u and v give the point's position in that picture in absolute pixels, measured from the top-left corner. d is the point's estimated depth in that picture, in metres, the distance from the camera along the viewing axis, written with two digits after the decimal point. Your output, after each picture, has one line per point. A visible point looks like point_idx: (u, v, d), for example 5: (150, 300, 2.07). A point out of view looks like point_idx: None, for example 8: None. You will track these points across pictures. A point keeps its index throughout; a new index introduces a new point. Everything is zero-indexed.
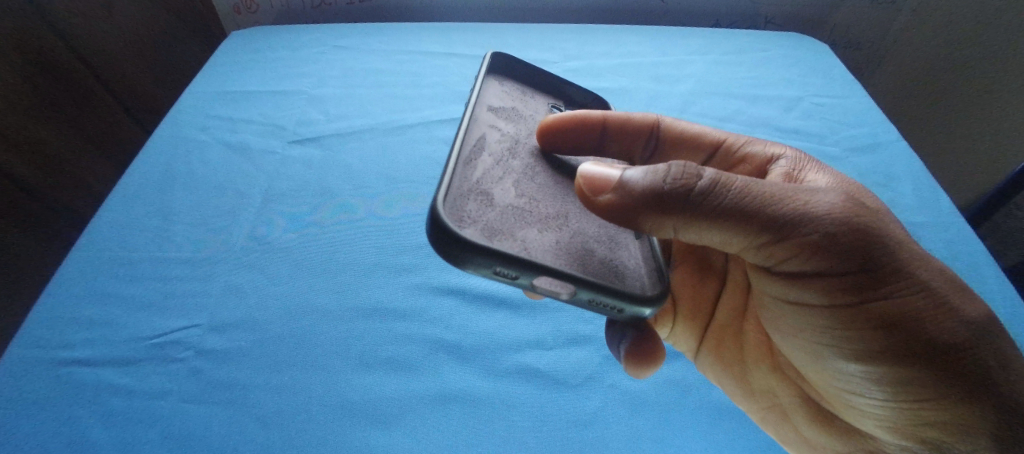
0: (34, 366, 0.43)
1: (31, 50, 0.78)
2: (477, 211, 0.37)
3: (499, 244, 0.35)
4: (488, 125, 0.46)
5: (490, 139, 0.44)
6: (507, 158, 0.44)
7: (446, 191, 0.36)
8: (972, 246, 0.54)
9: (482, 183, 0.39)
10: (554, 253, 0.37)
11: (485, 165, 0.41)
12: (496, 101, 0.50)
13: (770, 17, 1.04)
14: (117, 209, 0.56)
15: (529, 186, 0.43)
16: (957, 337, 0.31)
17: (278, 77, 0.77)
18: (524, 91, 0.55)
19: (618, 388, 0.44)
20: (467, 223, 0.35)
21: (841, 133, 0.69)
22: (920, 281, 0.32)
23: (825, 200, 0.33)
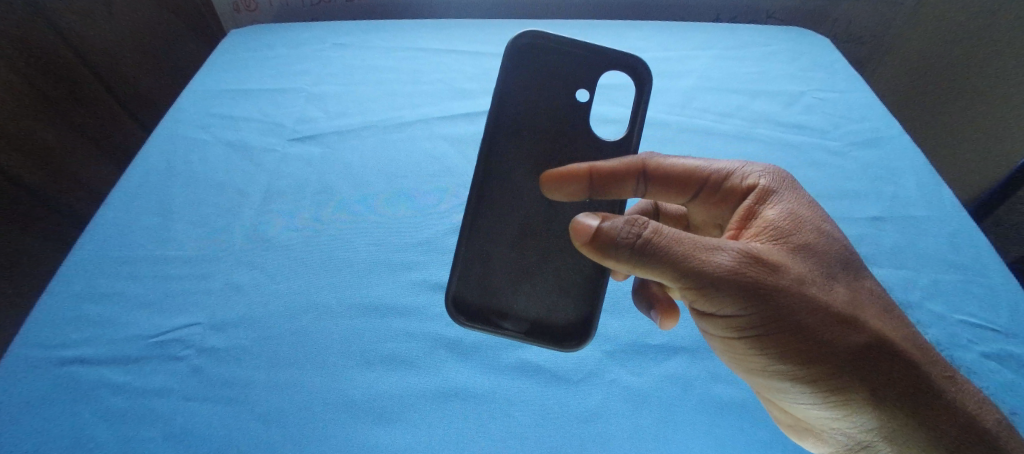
0: (35, 366, 0.43)
1: (30, 50, 0.78)
2: (478, 277, 0.45)
3: (491, 311, 0.45)
4: (495, 171, 0.43)
5: (497, 196, 0.44)
6: (514, 216, 0.44)
7: (456, 287, 0.45)
8: (975, 240, 0.54)
9: (486, 242, 0.44)
10: (540, 317, 0.45)
11: (490, 233, 0.44)
12: (511, 122, 0.43)
13: (770, 12, 1.04)
14: (117, 208, 0.56)
15: (534, 244, 0.44)
16: (851, 375, 0.33)
17: (277, 75, 0.77)
18: (536, 84, 0.43)
19: (619, 384, 0.43)
20: (470, 307, 0.45)
21: (843, 128, 0.68)
22: (830, 320, 0.33)
23: (743, 246, 0.34)
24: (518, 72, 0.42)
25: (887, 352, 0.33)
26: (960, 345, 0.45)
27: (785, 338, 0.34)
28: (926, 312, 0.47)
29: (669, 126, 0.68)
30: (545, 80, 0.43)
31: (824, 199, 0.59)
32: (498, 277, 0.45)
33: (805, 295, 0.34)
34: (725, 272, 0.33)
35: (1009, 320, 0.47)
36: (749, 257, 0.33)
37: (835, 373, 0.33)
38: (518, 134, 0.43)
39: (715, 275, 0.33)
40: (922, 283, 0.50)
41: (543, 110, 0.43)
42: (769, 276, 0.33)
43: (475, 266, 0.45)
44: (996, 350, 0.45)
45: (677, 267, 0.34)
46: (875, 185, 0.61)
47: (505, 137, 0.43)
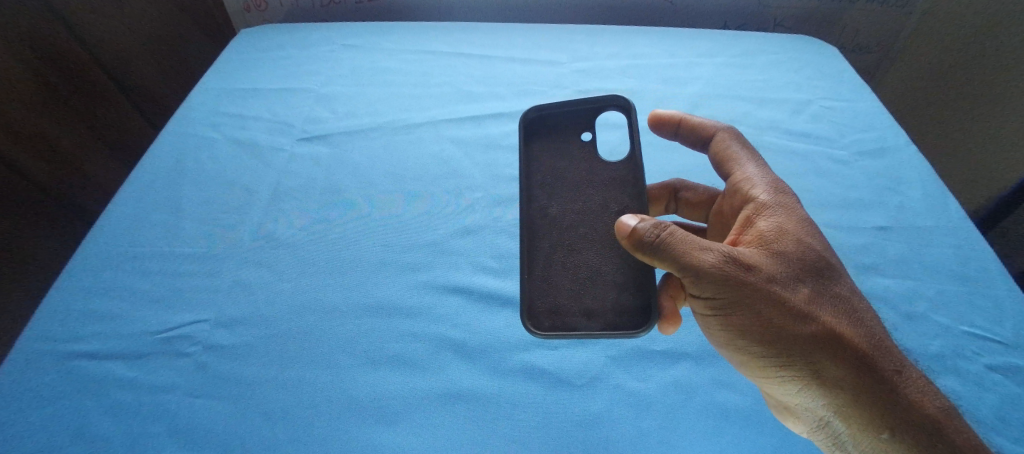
0: (44, 359, 0.44)
1: (40, 46, 0.79)
2: (542, 292, 0.45)
3: (564, 320, 0.43)
4: (535, 206, 0.48)
5: (541, 221, 0.48)
6: (563, 231, 0.47)
7: (523, 295, 0.45)
8: (981, 251, 0.53)
9: (546, 258, 0.46)
10: (606, 303, 0.44)
11: (546, 249, 0.46)
12: (540, 171, 0.50)
13: (779, 19, 1.04)
14: (128, 205, 0.56)
15: (585, 246, 0.46)
16: (811, 366, 0.35)
17: (288, 75, 0.77)
18: (549, 138, 0.51)
19: (623, 389, 0.43)
20: (538, 310, 0.44)
21: (850, 137, 0.68)
22: (796, 312, 0.35)
23: (718, 248, 0.36)
24: (534, 133, 0.51)
25: (846, 348, 0.35)
26: (964, 357, 0.45)
27: (757, 330, 0.36)
28: (930, 323, 0.47)
29: None
30: (554, 133, 0.51)
31: (831, 208, 0.59)
32: (561, 278, 0.45)
33: (777, 292, 0.35)
34: (702, 264, 0.36)
35: (1014, 332, 0.46)
36: (723, 257, 0.36)
37: (794, 358, 0.35)
38: (549, 177, 0.49)
39: (693, 264, 0.36)
40: (928, 294, 0.50)
41: (561, 152, 0.50)
42: (744, 274, 0.36)
43: (536, 273, 0.46)
44: (1000, 363, 0.44)
45: (661, 257, 0.37)
46: (882, 195, 0.60)
47: (539, 183, 0.49)
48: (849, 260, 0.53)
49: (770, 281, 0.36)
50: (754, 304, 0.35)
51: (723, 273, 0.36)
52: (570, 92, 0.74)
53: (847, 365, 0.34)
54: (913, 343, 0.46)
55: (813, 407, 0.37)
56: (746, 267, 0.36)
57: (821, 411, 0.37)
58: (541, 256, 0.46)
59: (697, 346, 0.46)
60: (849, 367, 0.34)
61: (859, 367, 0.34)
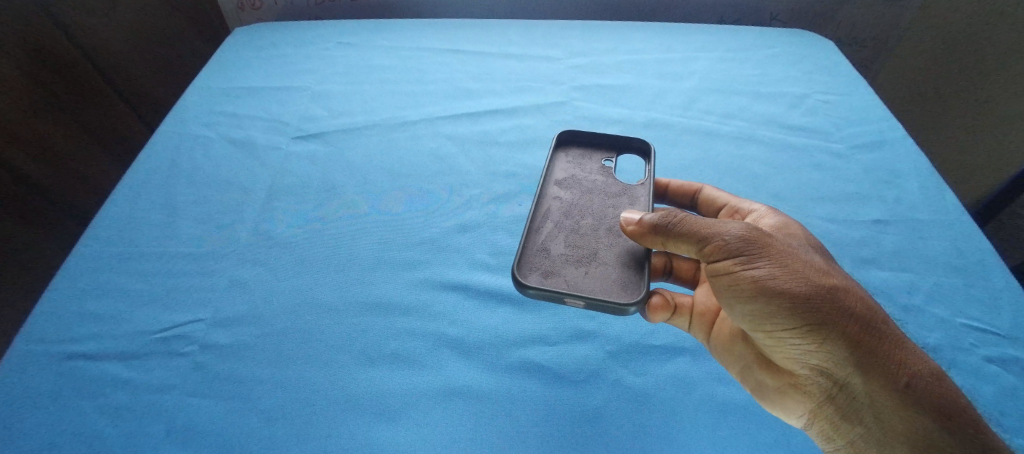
0: (40, 360, 0.43)
1: (35, 46, 0.78)
2: (538, 261, 0.47)
3: (551, 283, 0.45)
4: (550, 199, 0.53)
5: (553, 209, 0.52)
6: (569, 219, 0.51)
7: (520, 251, 0.47)
8: (978, 243, 0.53)
9: (547, 234, 0.49)
10: (595, 279, 0.45)
11: (550, 228, 0.50)
12: (563, 177, 0.55)
13: (775, 14, 1.04)
14: (123, 205, 0.56)
15: (588, 234, 0.49)
16: (838, 313, 0.36)
17: (283, 73, 0.77)
18: (578, 157, 0.58)
19: (622, 383, 0.43)
20: (531, 270, 0.46)
21: (847, 131, 0.68)
22: (815, 267, 0.38)
23: (741, 221, 0.41)
24: (568, 151, 0.59)
25: (863, 300, 0.37)
26: (962, 349, 0.45)
27: (786, 282, 0.38)
28: (928, 315, 0.47)
29: (673, 127, 0.68)
30: (585, 154, 0.58)
31: (828, 202, 0.59)
32: (558, 251, 0.48)
33: (797, 253, 0.39)
34: (729, 231, 0.40)
35: (1012, 323, 0.46)
36: (747, 223, 0.41)
37: (817, 307, 0.37)
38: (571, 182, 0.55)
39: (720, 230, 0.40)
40: (925, 287, 0.50)
41: (585, 166, 0.57)
42: (767, 238, 0.40)
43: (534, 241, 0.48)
44: (998, 354, 0.44)
45: (692, 227, 0.42)
46: (879, 189, 0.60)
47: (559, 184, 0.54)
48: (846, 254, 0.53)
49: (789, 246, 0.40)
50: (780, 259, 0.39)
51: (749, 233, 0.40)
52: (566, 88, 0.74)
53: (865, 312, 0.37)
54: (911, 336, 0.46)
55: (830, 362, 0.38)
56: (768, 234, 0.40)
57: (837, 366, 0.38)
58: (544, 234, 0.49)
59: (696, 340, 0.46)
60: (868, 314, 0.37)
61: (876, 315, 0.37)
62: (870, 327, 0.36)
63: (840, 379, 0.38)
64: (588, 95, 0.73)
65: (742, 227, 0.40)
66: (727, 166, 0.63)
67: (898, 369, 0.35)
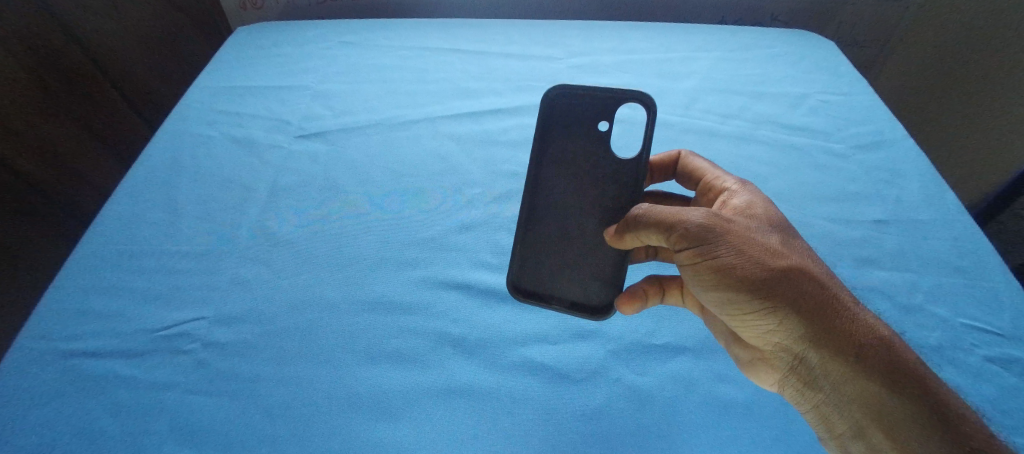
0: (42, 358, 0.43)
1: (36, 45, 0.78)
2: (528, 273, 0.50)
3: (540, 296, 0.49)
4: (539, 196, 0.51)
5: (542, 209, 0.51)
6: (558, 222, 0.50)
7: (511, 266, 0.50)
8: (977, 243, 0.54)
9: (537, 243, 0.51)
10: (577, 288, 0.49)
11: (539, 236, 0.51)
12: (552, 155, 0.51)
13: (775, 14, 1.05)
14: (125, 204, 0.56)
15: (575, 239, 0.50)
16: (790, 294, 0.37)
17: (283, 72, 0.77)
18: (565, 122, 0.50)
19: (622, 383, 0.43)
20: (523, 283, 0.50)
21: (847, 131, 0.69)
22: (770, 250, 0.39)
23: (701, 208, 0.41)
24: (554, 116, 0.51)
25: (815, 277, 0.38)
26: (962, 349, 0.45)
27: (741, 267, 0.38)
28: (929, 315, 0.47)
29: (673, 127, 0.68)
30: (573, 117, 0.50)
31: (828, 202, 0.59)
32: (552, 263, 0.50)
33: (753, 237, 0.40)
34: (689, 220, 0.40)
35: (1012, 323, 0.47)
36: (705, 210, 0.41)
37: (771, 290, 0.38)
38: (559, 166, 0.51)
39: (684, 220, 0.40)
40: (925, 287, 0.50)
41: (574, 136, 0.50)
42: (725, 223, 0.40)
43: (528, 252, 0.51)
44: (998, 354, 0.45)
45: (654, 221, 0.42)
46: (879, 189, 0.61)
47: (546, 173, 0.51)
48: (847, 254, 0.53)
49: (745, 229, 0.40)
50: (735, 246, 0.39)
51: (706, 220, 0.40)
52: None
53: (816, 290, 0.38)
54: (912, 336, 0.46)
55: (788, 340, 0.39)
56: (725, 219, 0.40)
57: (796, 344, 0.38)
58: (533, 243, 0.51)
59: (696, 340, 0.46)
60: (818, 292, 0.38)
61: (826, 292, 0.38)
62: (820, 304, 0.37)
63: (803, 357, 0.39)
64: None
65: (700, 215, 0.40)
66: (728, 166, 0.63)
67: (850, 343, 0.36)
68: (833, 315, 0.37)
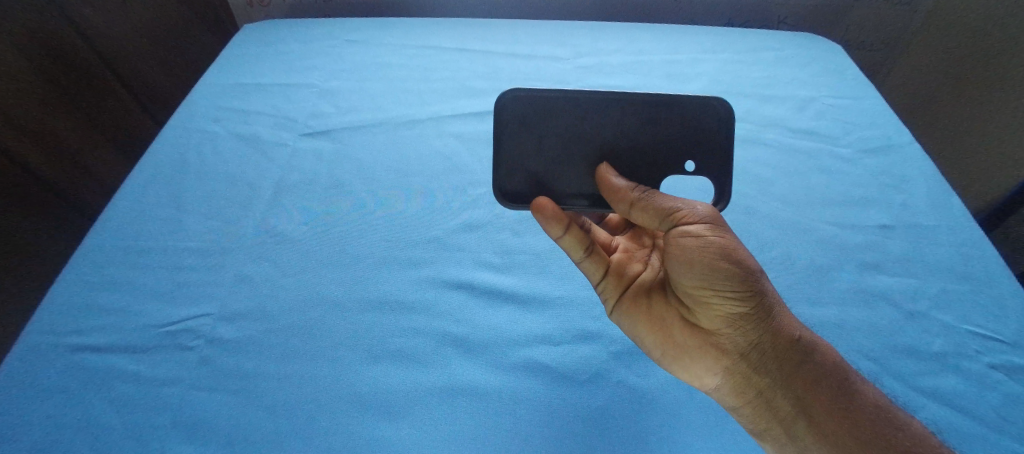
0: (46, 353, 0.43)
1: (46, 41, 0.79)
2: (526, 114, 0.46)
3: (510, 131, 0.46)
4: (580, 109, 0.46)
5: (584, 112, 0.46)
6: (575, 130, 0.46)
7: (540, 97, 0.46)
8: (984, 250, 0.53)
9: (550, 112, 0.46)
10: (526, 158, 0.47)
11: (550, 116, 0.46)
12: (637, 107, 0.45)
13: (783, 17, 1.06)
14: (130, 199, 0.56)
15: (567, 146, 0.46)
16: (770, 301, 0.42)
17: (290, 70, 0.77)
18: (694, 124, 0.46)
19: (624, 385, 0.43)
20: (516, 109, 0.46)
21: (853, 135, 0.68)
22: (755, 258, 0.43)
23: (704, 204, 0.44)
24: (714, 116, 0.45)
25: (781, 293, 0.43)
26: (967, 356, 0.45)
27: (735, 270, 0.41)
28: (933, 322, 0.47)
29: None
30: (704, 134, 0.46)
31: (833, 206, 0.59)
32: (524, 137, 0.46)
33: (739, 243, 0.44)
34: (697, 211, 0.42)
35: (1016, 331, 0.46)
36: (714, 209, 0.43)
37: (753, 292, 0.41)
38: (625, 113, 0.46)
39: (689, 208, 0.43)
40: (931, 293, 0.50)
41: (674, 138, 0.46)
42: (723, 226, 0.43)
43: (536, 109, 0.46)
44: (1001, 362, 0.44)
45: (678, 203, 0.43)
46: (885, 194, 0.60)
47: (622, 107, 0.45)
48: (852, 259, 0.53)
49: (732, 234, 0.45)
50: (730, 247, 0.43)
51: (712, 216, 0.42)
52: (572, 88, 0.74)
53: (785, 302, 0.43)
54: (917, 341, 0.46)
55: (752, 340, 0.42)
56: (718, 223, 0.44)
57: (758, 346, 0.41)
58: (549, 111, 0.46)
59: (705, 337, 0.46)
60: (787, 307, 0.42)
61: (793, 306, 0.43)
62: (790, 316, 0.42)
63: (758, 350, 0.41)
64: None
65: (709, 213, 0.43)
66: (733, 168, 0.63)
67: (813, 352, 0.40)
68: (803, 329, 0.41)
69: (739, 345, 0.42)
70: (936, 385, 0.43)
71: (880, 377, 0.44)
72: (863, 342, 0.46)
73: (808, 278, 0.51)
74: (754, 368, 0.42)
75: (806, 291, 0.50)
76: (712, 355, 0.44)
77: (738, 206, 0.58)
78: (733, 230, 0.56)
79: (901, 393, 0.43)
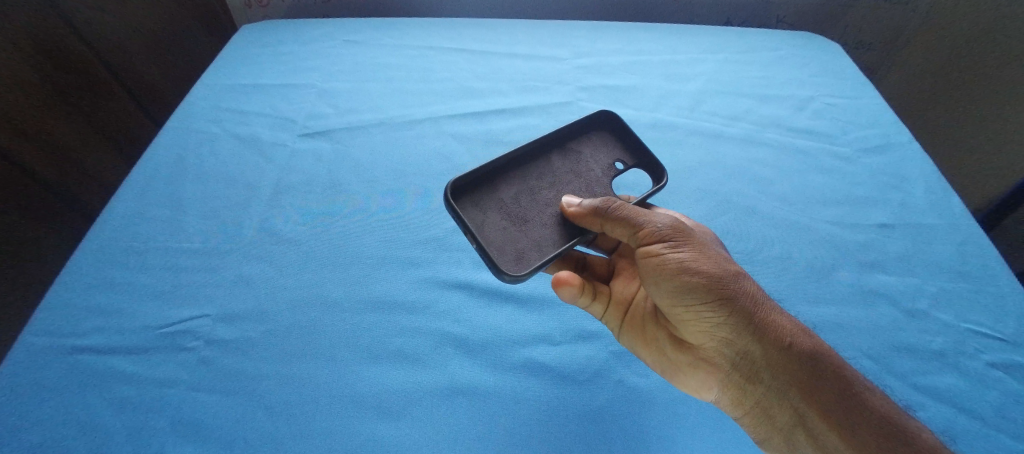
0: (44, 354, 0.43)
1: (44, 42, 0.79)
2: (475, 194, 0.48)
3: (473, 214, 0.47)
4: (512, 169, 0.50)
5: (519, 168, 0.50)
6: (522, 186, 0.49)
7: (476, 176, 0.48)
8: (984, 249, 0.53)
9: (493, 184, 0.49)
10: (503, 229, 0.46)
11: (496, 189, 0.49)
12: (552, 146, 0.53)
13: (781, 17, 1.06)
14: (128, 200, 0.56)
15: (528, 201, 0.49)
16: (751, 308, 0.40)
17: (289, 71, 0.77)
18: (601, 139, 0.55)
19: (624, 384, 0.43)
20: (464, 196, 0.48)
21: (852, 135, 0.68)
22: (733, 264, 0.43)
23: (670, 215, 0.45)
24: (610, 124, 0.55)
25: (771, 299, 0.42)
26: (967, 354, 0.45)
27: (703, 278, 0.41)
28: (932, 321, 0.47)
29: (678, 128, 0.68)
30: (613, 143, 0.55)
31: (832, 205, 0.59)
32: (488, 213, 0.47)
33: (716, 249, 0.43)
34: (658, 222, 0.44)
35: (1015, 329, 0.47)
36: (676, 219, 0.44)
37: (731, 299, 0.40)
38: (548, 155, 0.52)
39: (648, 222, 0.44)
40: (930, 292, 0.50)
41: (593, 154, 0.54)
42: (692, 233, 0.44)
43: (481, 187, 0.48)
44: (1001, 360, 0.44)
45: (639, 217, 0.44)
46: (884, 193, 0.60)
47: (543, 152, 0.52)
48: (851, 258, 0.53)
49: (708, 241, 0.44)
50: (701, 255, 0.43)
51: (670, 226, 0.43)
52: (571, 89, 0.74)
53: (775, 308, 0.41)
54: (916, 340, 0.46)
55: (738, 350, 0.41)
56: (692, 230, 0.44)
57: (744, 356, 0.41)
58: (491, 184, 0.49)
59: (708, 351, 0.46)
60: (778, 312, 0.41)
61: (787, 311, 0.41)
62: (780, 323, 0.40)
63: (745, 359, 0.41)
64: (595, 96, 0.73)
65: (669, 224, 0.43)
66: (732, 167, 0.63)
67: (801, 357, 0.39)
68: (793, 335, 0.39)
69: (727, 357, 0.42)
70: (937, 383, 0.43)
71: (878, 376, 0.44)
72: (862, 341, 0.46)
73: (806, 277, 0.51)
74: (747, 379, 0.41)
75: (804, 291, 0.50)
76: (708, 369, 0.44)
77: (737, 206, 0.58)
78: (731, 229, 0.56)
79: (901, 392, 0.43)
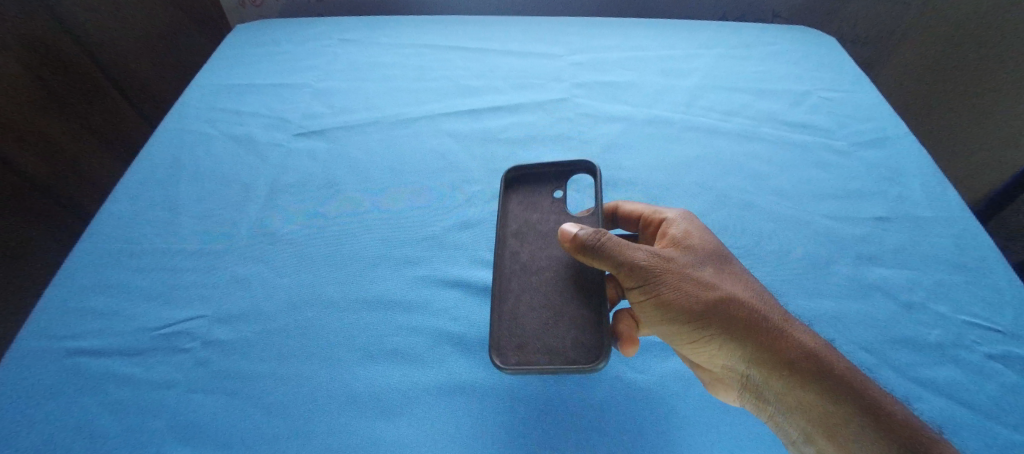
0: (40, 357, 0.43)
1: (37, 45, 0.79)
2: (503, 309, 0.44)
3: (515, 325, 0.43)
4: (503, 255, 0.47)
5: (510, 249, 0.48)
6: (529, 265, 0.47)
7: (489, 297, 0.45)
8: (982, 242, 0.53)
9: (504, 287, 0.46)
10: (546, 315, 0.43)
11: (513, 290, 0.45)
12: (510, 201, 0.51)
13: (776, 11, 1.06)
14: (123, 202, 0.56)
15: (546, 271, 0.46)
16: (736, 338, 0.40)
17: (284, 70, 0.77)
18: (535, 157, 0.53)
19: (624, 381, 0.43)
20: (497, 322, 0.44)
21: (848, 128, 0.68)
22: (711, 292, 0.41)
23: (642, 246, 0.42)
24: None
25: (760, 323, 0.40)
26: (966, 347, 0.45)
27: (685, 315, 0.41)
28: (930, 314, 0.47)
29: (674, 124, 0.68)
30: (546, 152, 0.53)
31: (829, 200, 0.59)
32: (526, 314, 0.44)
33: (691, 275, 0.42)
34: (632, 260, 0.42)
35: (1013, 321, 0.47)
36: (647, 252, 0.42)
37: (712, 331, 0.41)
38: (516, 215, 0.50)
39: (627, 260, 0.42)
40: (928, 285, 0.50)
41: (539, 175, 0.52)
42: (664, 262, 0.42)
43: (503, 302, 0.45)
44: (999, 351, 0.44)
45: (610, 261, 0.42)
46: (881, 186, 0.60)
47: (512, 218, 0.50)
48: (849, 252, 0.53)
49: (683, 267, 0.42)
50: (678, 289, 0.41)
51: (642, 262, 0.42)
52: (567, 85, 0.74)
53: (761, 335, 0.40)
54: (915, 333, 0.46)
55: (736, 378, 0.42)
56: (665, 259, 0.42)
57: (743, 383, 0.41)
58: (503, 288, 0.46)
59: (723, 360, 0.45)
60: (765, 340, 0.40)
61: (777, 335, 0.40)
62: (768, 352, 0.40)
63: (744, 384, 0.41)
64: (591, 92, 0.73)
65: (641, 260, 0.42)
66: (729, 163, 0.63)
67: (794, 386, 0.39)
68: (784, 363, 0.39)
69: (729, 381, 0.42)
70: (935, 376, 0.43)
71: (877, 370, 0.44)
72: (860, 335, 0.46)
73: (804, 272, 0.51)
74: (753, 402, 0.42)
75: (802, 285, 0.50)
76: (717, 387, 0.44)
77: (735, 201, 0.58)
78: (729, 225, 0.56)
79: (899, 385, 0.43)
